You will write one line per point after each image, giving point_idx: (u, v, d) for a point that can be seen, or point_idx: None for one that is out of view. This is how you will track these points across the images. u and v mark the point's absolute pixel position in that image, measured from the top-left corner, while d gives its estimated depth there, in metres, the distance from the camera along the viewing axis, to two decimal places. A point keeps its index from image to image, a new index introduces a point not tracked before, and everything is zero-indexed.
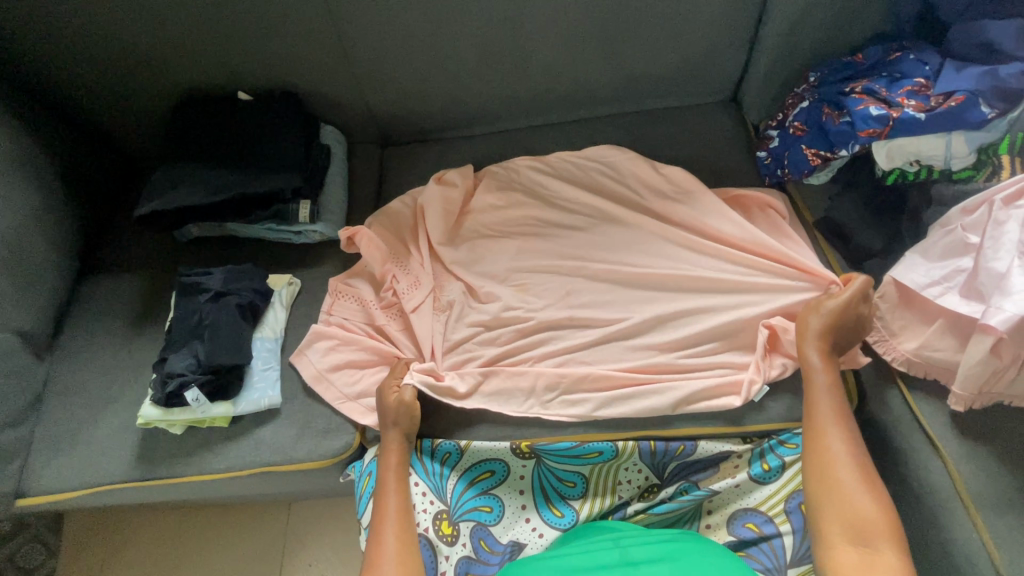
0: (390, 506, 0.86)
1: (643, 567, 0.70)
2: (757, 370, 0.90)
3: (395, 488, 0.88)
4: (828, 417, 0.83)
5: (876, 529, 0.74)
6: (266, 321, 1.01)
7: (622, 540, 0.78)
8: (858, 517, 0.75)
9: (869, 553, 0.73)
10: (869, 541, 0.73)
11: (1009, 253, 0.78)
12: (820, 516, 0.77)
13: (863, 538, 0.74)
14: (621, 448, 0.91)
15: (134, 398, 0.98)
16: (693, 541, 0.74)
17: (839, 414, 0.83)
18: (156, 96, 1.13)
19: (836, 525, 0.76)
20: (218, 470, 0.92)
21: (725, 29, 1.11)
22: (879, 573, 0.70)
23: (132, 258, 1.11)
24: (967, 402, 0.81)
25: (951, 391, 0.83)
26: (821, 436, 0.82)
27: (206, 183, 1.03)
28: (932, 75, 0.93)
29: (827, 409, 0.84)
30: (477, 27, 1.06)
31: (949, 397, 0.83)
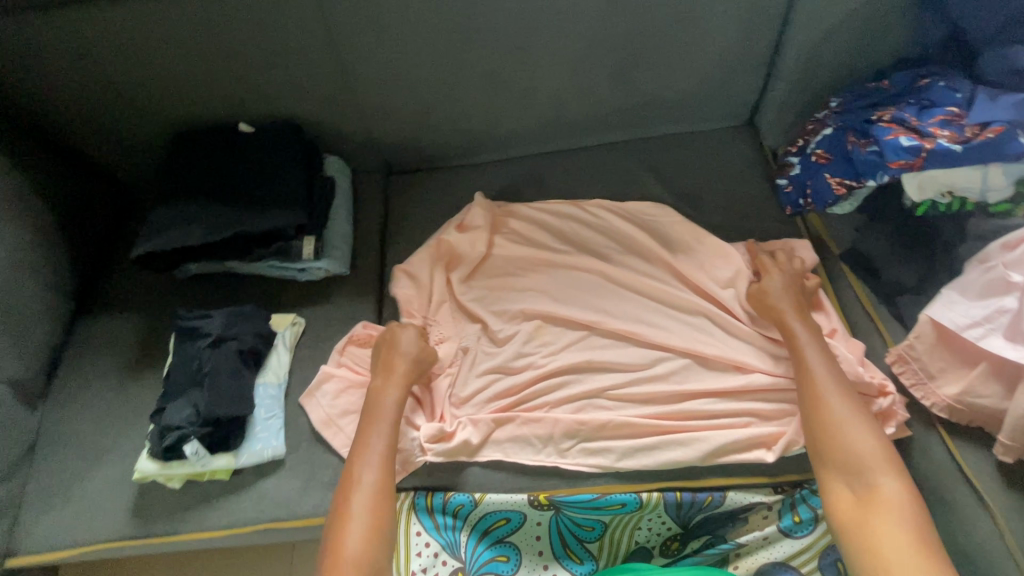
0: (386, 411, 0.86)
1: None
2: (800, 428, 0.85)
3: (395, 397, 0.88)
4: (812, 356, 0.85)
5: (874, 460, 0.75)
6: (269, 365, 0.96)
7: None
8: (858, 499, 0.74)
9: (869, 487, 0.74)
10: (866, 475, 0.75)
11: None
12: (818, 456, 0.79)
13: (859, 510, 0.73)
14: (645, 499, 0.86)
15: (130, 449, 0.93)
16: None
17: (822, 350, 0.85)
18: (154, 129, 1.09)
19: (833, 461, 0.77)
20: (219, 525, 0.88)
21: (742, 53, 1.07)
22: (878, 509, 0.72)
23: (128, 297, 1.07)
24: (1016, 452, 0.76)
25: (998, 440, 0.78)
26: (810, 379, 0.83)
27: (205, 222, 0.99)
28: (964, 103, 0.88)
29: (805, 345, 0.86)
30: (486, 55, 1.03)
31: (995, 446, 0.79)
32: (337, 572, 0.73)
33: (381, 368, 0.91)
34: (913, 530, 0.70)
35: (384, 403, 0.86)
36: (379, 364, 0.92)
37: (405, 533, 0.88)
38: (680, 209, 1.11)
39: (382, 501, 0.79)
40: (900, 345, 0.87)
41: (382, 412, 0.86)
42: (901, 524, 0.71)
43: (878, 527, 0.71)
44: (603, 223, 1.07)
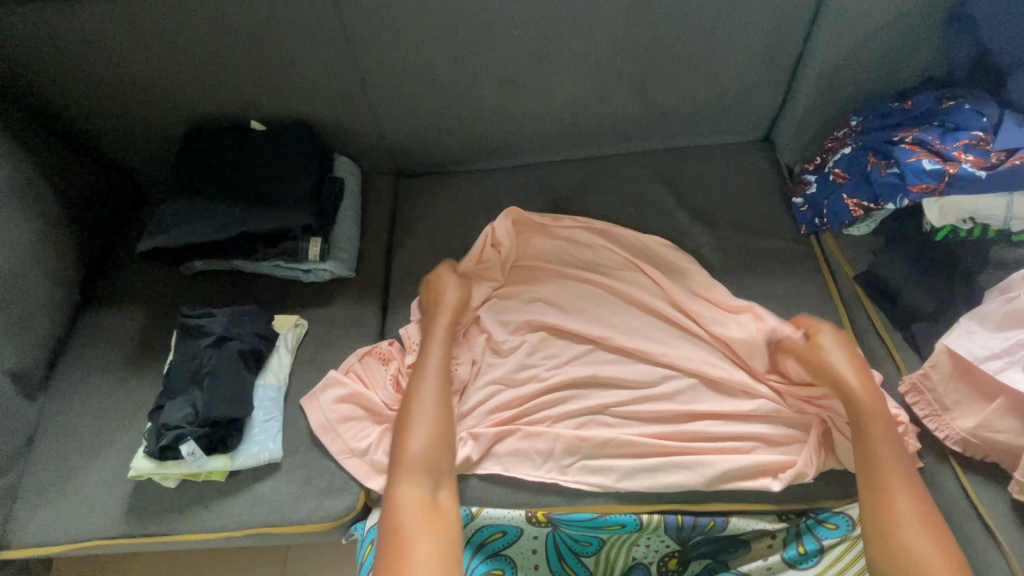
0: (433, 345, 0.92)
1: None
2: (810, 460, 0.83)
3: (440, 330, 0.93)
4: (881, 450, 0.78)
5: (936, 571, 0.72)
6: (270, 367, 0.95)
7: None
8: None
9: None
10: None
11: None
12: (879, 560, 0.75)
13: None
14: (646, 521, 0.84)
15: (127, 445, 0.92)
16: None
17: (890, 443, 0.79)
18: (167, 123, 1.09)
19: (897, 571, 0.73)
20: (213, 527, 0.87)
21: (763, 67, 1.05)
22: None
23: (132, 293, 1.06)
24: None
25: (1013, 477, 0.76)
26: (877, 481, 0.77)
27: (214, 219, 0.98)
28: (990, 128, 0.87)
29: (875, 437, 0.79)
30: (502, 61, 1.02)
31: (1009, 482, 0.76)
32: (399, 492, 0.80)
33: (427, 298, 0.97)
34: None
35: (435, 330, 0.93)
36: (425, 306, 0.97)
37: None
38: (693, 223, 1.09)
39: (438, 435, 0.84)
40: (915, 375, 0.85)
41: (433, 339, 0.92)
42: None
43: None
44: (616, 242, 1.05)
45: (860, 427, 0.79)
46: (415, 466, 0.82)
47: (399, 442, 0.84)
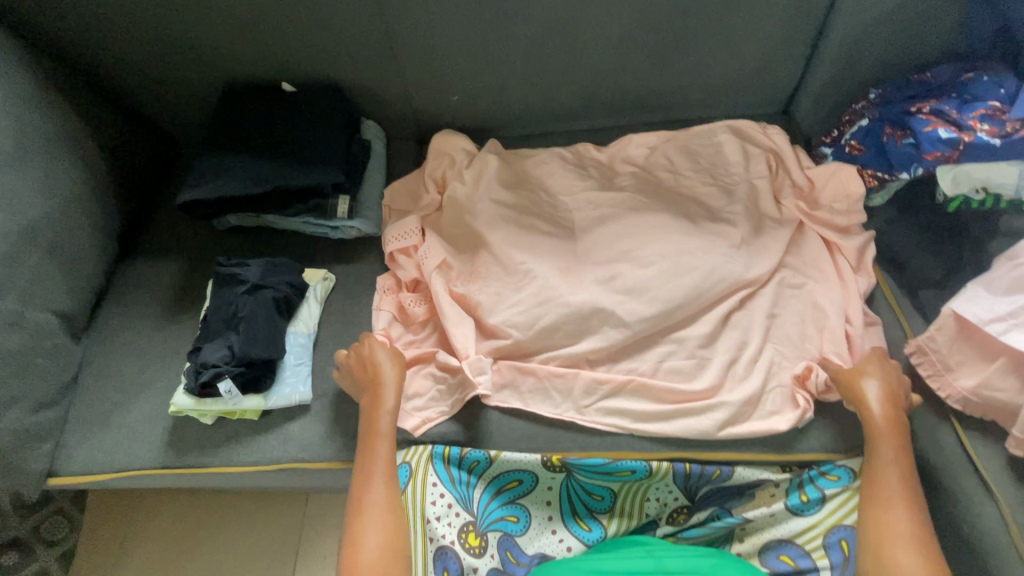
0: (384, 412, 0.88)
1: None
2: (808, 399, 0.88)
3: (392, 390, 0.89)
4: (884, 446, 0.82)
5: (901, 543, 0.76)
6: (300, 315, 1.00)
7: (654, 550, 0.81)
8: None
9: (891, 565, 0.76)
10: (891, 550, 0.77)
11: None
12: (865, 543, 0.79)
13: None
14: (655, 468, 0.89)
15: (166, 385, 0.98)
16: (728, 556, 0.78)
17: (897, 438, 0.82)
18: (203, 83, 1.13)
19: (870, 551, 0.78)
20: (247, 462, 0.92)
21: (785, 39, 1.06)
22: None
23: (169, 244, 1.11)
24: None
25: (1010, 433, 0.79)
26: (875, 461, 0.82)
27: (248, 175, 1.03)
28: (1007, 98, 0.89)
29: (883, 432, 0.82)
30: (529, 29, 1.04)
31: (1006, 439, 0.80)
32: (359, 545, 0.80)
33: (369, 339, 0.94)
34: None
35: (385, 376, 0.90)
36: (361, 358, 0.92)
37: (421, 483, 0.90)
38: None
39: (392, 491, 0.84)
40: (921, 337, 0.88)
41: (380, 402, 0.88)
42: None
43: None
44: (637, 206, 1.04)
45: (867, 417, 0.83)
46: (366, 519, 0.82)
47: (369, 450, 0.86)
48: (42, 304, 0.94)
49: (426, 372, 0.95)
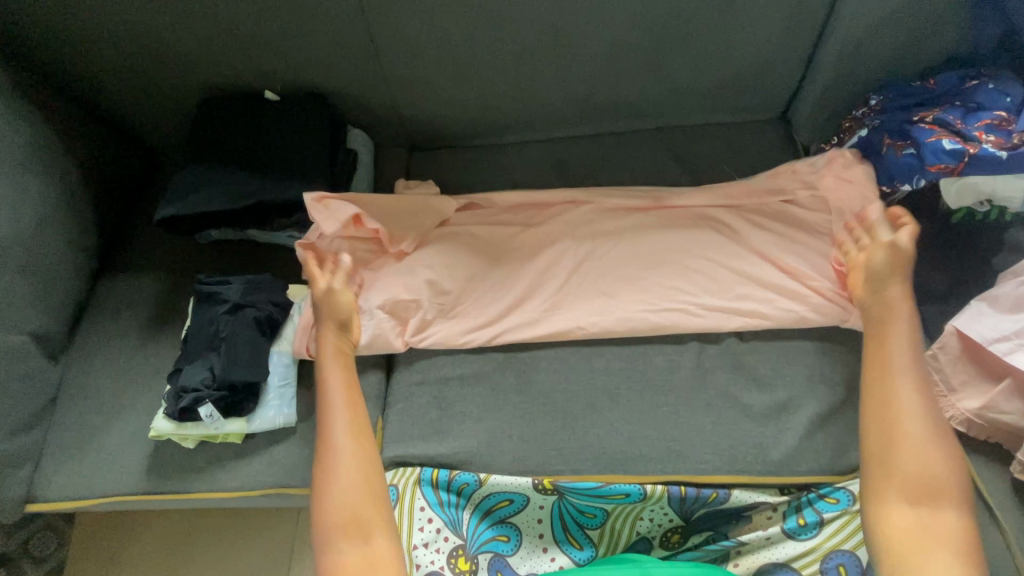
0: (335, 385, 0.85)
1: None
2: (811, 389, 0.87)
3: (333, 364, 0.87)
4: (899, 361, 0.77)
5: (910, 445, 0.71)
6: (284, 335, 0.96)
7: (644, 565, 0.77)
8: (929, 475, 0.69)
9: (930, 513, 0.68)
10: (931, 499, 0.68)
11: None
12: (880, 462, 0.72)
13: (927, 500, 0.68)
14: (649, 491, 0.86)
15: (146, 407, 0.95)
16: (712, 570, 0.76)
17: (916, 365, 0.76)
18: (181, 91, 1.09)
19: (880, 468, 0.71)
20: (230, 486, 0.90)
21: (782, 44, 1.03)
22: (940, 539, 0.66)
23: (149, 259, 1.08)
24: None
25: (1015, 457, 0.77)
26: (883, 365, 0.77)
27: (228, 188, 0.99)
28: (1013, 108, 0.85)
29: (900, 361, 0.77)
30: (518, 34, 1.00)
31: (1011, 463, 0.77)
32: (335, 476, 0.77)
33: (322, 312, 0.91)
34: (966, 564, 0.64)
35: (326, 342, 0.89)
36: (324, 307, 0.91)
37: (409, 506, 0.89)
38: None
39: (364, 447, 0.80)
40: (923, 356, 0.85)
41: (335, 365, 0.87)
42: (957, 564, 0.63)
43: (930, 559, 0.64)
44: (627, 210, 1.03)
45: (877, 324, 0.81)
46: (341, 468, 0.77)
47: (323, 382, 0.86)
48: (16, 326, 0.91)
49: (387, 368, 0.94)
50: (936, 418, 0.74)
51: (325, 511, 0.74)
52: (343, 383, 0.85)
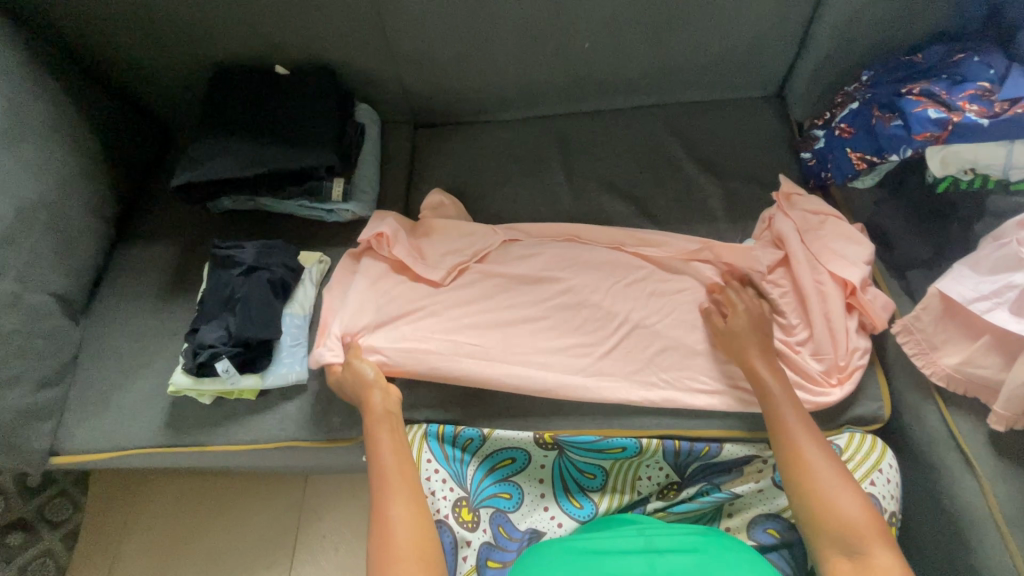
0: (384, 446, 0.84)
1: (668, 554, 0.74)
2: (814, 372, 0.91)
3: (388, 433, 0.86)
4: (801, 439, 0.79)
5: (834, 492, 0.74)
6: (296, 298, 1.01)
7: (644, 529, 0.82)
8: (843, 523, 0.71)
9: (862, 560, 0.69)
10: (860, 548, 0.70)
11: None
12: (811, 528, 0.73)
13: (852, 544, 0.70)
14: (645, 446, 0.90)
15: (164, 366, 1.00)
16: (717, 536, 0.79)
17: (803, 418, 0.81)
18: (195, 65, 1.13)
19: (823, 531, 0.72)
20: (245, 440, 0.94)
21: (778, 21, 1.06)
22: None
23: (164, 227, 1.12)
24: (1008, 421, 0.79)
25: (991, 409, 0.81)
26: (803, 481, 0.76)
27: (242, 157, 1.03)
28: (997, 79, 0.89)
29: (795, 426, 0.80)
30: (521, 9, 1.04)
31: (988, 416, 0.81)
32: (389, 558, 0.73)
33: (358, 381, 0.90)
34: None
35: (374, 402, 0.87)
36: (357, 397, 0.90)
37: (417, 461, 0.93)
38: (703, 174, 1.12)
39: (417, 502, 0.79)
40: (907, 317, 0.89)
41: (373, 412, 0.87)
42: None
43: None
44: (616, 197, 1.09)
45: (777, 417, 0.82)
46: (392, 518, 0.77)
47: (374, 443, 0.85)
48: (40, 287, 0.95)
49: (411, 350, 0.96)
50: (813, 429, 0.80)
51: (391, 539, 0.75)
52: (393, 444, 0.85)
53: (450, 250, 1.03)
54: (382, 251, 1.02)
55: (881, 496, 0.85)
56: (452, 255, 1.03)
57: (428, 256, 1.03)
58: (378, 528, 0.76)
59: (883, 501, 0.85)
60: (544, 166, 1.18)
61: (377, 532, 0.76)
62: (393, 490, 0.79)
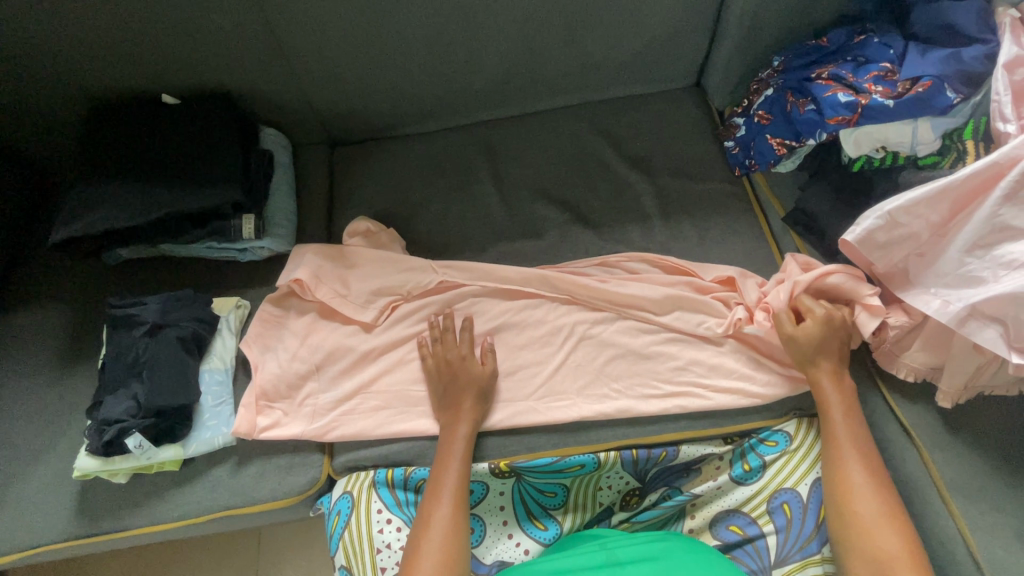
0: (450, 476, 0.82)
1: (628, 566, 0.72)
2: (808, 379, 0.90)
3: (461, 462, 0.83)
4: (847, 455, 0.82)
5: (872, 520, 0.76)
6: (214, 351, 0.92)
7: (606, 543, 0.79)
8: (879, 550, 0.75)
9: None
10: (887, 574, 0.73)
11: (1009, 273, 0.73)
12: (841, 539, 0.78)
13: (882, 569, 0.74)
14: (603, 460, 0.88)
15: (67, 446, 0.88)
16: (677, 540, 0.77)
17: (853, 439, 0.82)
18: (65, 100, 1.00)
19: (855, 554, 0.76)
20: (171, 517, 0.85)
21: (688, 13, 1.06)
22: None
23: (51, 287, 0.99)
24: (954, 396, 0.83)
25: (937, 387, 0.85)
26: (843, 492, 0.80)
27: (132, 202, 0.92)
28: (896, 59, 0.91)
29: (844, 441, 0.82)
30: (424, 18, 0.98)
31: (936, 393, 0.85)
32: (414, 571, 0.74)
33: (448, 402, 0.88)
34: None
35: (458, 436, 0.85)
36: (445, 418, 0.88)
37: (366, 512, 0.86)
38: (632, 172, 1.11)
39: (461, 518, 0.79)
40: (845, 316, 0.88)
41: (456, 446, 0.84)
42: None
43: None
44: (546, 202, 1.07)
45: (826, 424, 0.84)
46: (433, 534, 0.77)
47: (441, 465, 0.83)
48: None
49: (352, 393, 0.91)
50: (865, 442, 0.82)
51: (420, 556, 0.75)
52: (461, 470, 0.83)
53: (380, 285, 0.97)
54: (307, 296, 0.96)
55: None
56: (383, 291, 0.96)
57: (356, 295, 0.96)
58: (420, 524, 0.78)
59: None
60: (472, 178, 1.13)
61: (417, 531, 0.78)
62: (446, 502, 0.80)
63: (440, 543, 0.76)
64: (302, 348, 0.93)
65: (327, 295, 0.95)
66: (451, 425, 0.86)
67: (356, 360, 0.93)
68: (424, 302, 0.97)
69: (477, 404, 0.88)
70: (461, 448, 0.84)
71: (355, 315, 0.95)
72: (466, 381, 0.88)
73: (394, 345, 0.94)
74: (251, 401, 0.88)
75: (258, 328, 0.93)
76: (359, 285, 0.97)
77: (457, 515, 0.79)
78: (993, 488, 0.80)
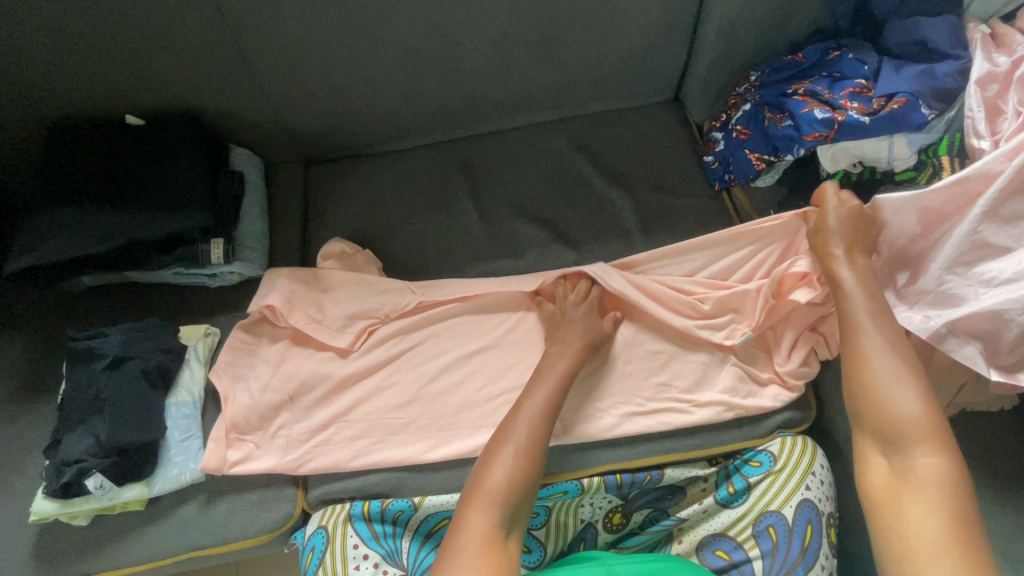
0: (529, 405, 0.79)
1: None
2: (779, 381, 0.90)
3: (547, 388, 0.81)
4: (864, 326, 0.74)
5: (889, 385, 0.69)
6: (181, 383, 0.88)
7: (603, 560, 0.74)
8: (893, 422, 0.67)
9: (904, 463, 0.65)
10: (902, 447, 0.66)
11: (989, 290, 0.73)
12: (857, 417, 0.71)
13: (896, 445, 0.66)
14: (587, 485, 0.87)
15: (24, 487, 0.84)
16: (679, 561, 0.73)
17: (873, 310, 0.75)
18: (22, 122, 0.96)
19: (870, 433, 0.69)
20: (136, 560, 0.81)
21: (664, 28, 1.05)
22: (914, 485, 0.63)
23: (9, 317, 0.95)
24: None
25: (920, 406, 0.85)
26: (858, 363, 0.72)
27: (93, 228, 0.89)
28: (871, 75, 0.91)
29: (858, 311, 0.75)
30: (399, 34, 0.96)
31: None
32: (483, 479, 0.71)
33: (552, 338, 0.88)
34: (940, 511, 0.60)
35: (552, 366, 0.84)
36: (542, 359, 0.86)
37: (341, 548, 0.83)
38: (612, 188, 1.10)
39: (534, 448, 0.75)
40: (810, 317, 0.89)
41: (546, 372, 0.83)
42: (933, 509, 0.61)
43: (906, 505, 0.62)
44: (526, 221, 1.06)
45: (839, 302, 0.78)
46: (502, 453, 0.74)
47: (527, 392, 0.81)
48: None
49: (328, 424, 0.88)
50: (884, 311, 0.75)
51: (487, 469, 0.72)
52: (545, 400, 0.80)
53: (356, 310, 0.94)
54: (280, 323, 0.93)
55: (816, 499, 0.86)
56: (360, 317, 0.94)
57: (331, 321, 0.93)
58: (491, 444, 0.75)
59: (820, 505, 0.86)
60: (450, 196, 1.10)
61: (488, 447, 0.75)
62: (521, 425, 0.76)
63: (508, 463, 0.72)
64: (274, 377, 0.90)
65: (303, 321, 0.92)
66: (550, 361, 0.85)
67: (332, 388, 0.90)
68: (401, 325, 0.94)
69: (583, 348, 0.86)
70: (547, 390, 0.81)
71: (332, 342, 0.92)
72: (575, 333, 0.88)
73: (371, 371, 0.92)
74: (221, 435, 0.85)
75: (228, 357, 0.90)
76: (334, 311, 0.94)
77: (535, 442, 0.75)
78: (977, 507, 0.79)
